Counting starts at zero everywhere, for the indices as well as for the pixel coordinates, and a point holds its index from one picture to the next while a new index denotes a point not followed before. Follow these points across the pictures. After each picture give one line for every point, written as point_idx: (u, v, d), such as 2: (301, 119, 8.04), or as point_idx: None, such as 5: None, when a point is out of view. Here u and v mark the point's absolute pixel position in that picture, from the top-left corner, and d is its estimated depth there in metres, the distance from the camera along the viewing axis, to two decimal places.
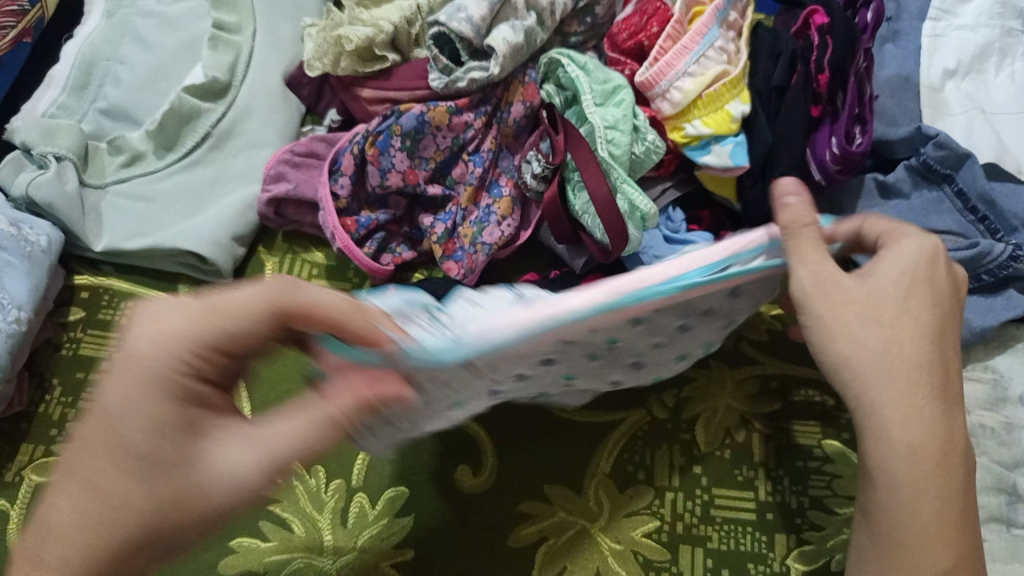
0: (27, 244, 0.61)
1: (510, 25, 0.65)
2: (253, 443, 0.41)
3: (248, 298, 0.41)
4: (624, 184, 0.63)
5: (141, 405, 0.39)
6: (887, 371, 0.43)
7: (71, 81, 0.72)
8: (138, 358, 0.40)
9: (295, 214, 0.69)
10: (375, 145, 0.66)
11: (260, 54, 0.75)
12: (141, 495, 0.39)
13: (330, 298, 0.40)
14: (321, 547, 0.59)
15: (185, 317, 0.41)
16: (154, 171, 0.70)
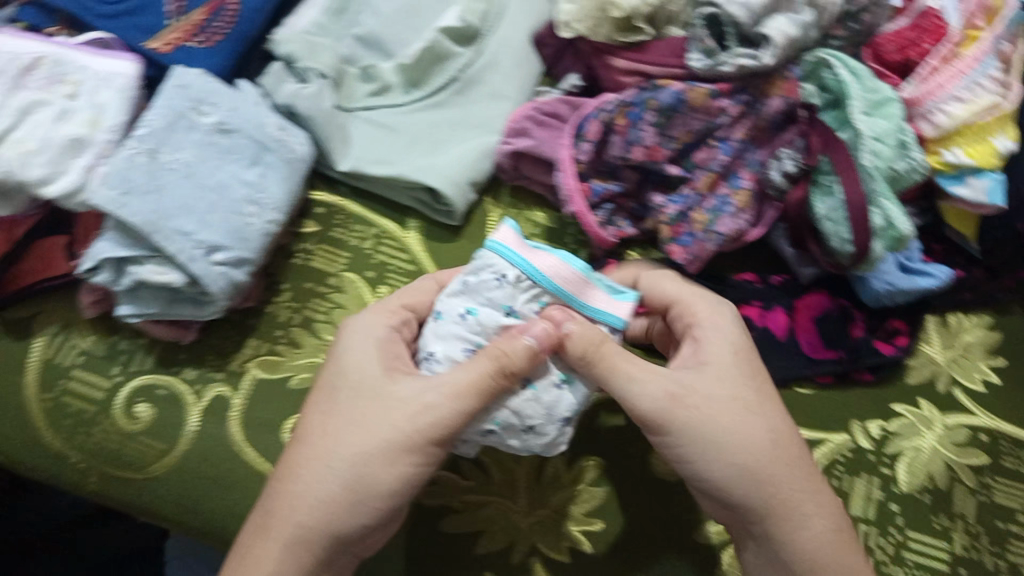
0: (288, 150, 0.63)
1: (788, 16, 0.63)
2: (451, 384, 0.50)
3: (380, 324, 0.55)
4: (881, 199, 0.61)
5: (366, 432, 0.51)
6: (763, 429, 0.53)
7: (333, 4, 0.72)
8: (357, 367, 0.53)
9: (530, 170, 0.69)
10: (626, 116, 0.65)
11: (512, 10, 0.75)
12: (335, 417, 0.52)
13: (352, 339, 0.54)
14: (517, 497, 0.61)
15: (363, 339, 0.55)
16: (399, 104, 0.71)
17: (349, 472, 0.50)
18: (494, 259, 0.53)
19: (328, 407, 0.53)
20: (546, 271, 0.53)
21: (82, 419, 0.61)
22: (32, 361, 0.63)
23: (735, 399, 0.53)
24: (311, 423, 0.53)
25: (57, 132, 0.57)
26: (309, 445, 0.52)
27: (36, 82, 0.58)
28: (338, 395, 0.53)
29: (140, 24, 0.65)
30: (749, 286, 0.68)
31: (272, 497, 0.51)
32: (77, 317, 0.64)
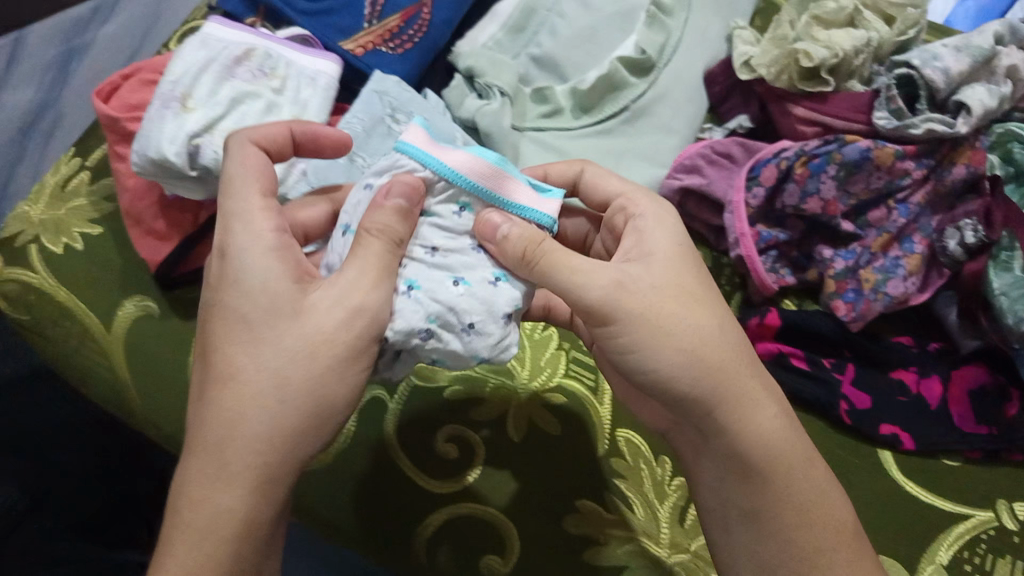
0: None
1: (987, 87, 0.62)
2: (255, 245, 0.42)
3: (255, 203, 0.43)
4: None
5: (261, 338, 0.41)
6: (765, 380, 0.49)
7: (511, 21, 0.74)
8: (240, 255, 0.42)
9: (694, 209, 0.70)
10: (806, 166, 0.65)
11: (686, 45, 0.74)
12: (270, 349, 0.41)
13: (247, 214, 0.43)
14: (658, 535, 0.61)
15: (244, 187, 0.44)
16: (569, 129, 0.71)
17: (271, 392, 0.40)
18: (401, 159, 0.44)
19: (223, 323, 0.42)
20: (448, 165, 0.44)
21: None
22: (197, 342, 0.64)
23: (695, 307, 0.47)
24: (212, 329, 0.42)
25: (264, 125, 0.58)
26: (222, 370, 0.42)
27: (246, 73, 0.59)
28: (257, 300, 0.41)
29: (337, 24, 0.66)
30: (899, 349, 0.69)
31: (218, 418, 0.41)
32: None
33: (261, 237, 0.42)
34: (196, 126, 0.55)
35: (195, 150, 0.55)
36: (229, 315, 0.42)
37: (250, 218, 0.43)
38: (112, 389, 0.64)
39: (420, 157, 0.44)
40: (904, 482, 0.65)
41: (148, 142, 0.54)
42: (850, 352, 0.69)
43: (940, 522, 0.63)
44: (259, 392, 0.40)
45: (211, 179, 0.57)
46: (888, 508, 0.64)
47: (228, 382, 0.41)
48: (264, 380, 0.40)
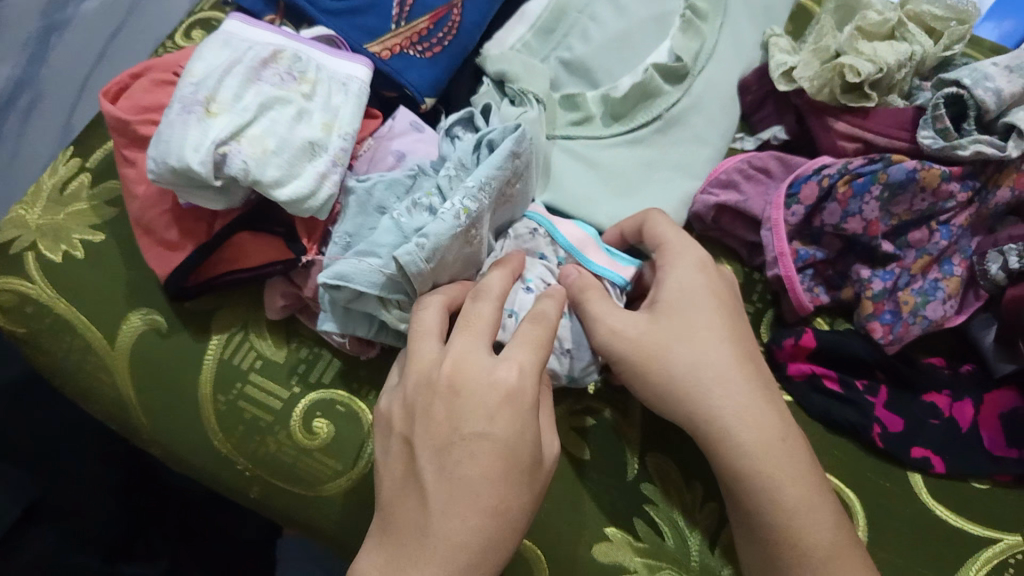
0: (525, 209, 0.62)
1: None
2: (507, 420, 0.45)
3: (518, 348, 0.47)
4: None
5: (481, 472, 0.45)
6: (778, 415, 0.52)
7: (541, 22, 0.71)
8: (486, 417, 0.45)
9: (729, 224, 0.67)
10: (849, 184, 0.63)
11: (722, 52, 0.72)
12: (503, 481, 0.45)
13: (502, 361, 0.46)
14: (690, 562, 0.57)
15: (465, 350, 0.46)
16: (600, 137, 0.69)
17: (493, 500, 0.45)
18: (528, 220, 0.61)
19: (461, 460, 0.45)
20: (557, 229, 0.60)
21: (257, 426, 0.57)
22: (208, 358, 0.59)
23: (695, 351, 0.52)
24: (450, 454, 0.45)
25: (294, 134, 0.53)
26: (443, 486, 0.45)
27: (273, 76, 0.55)
28: (482, 411, 0.45)
29: (364, 24, 0.63)
30: (931, 369, 0.67)
31: (446, 533, 0.44)
32: (257, 318, 0.60)
33: (506, 384, 0.46)
34: (222, 132, 0.51)
35: (221, 158, 0.50)
36: (455, 439, 0.45)
37: (518, 363, 0.46)
38: (119, 409, 0.60)
39: (535, 219, 0.61)
40: (933, 506, 0.64)
41: (167, 148, 0.50)
42: (883, 374, 0.66)
43: (968, 547, 0.62)
44: (484, 521, 0.44)
45: (233, 187, 0.53)
46: (918, 535, 0.63)
47: (455, 506, 0.44)
48: (484, 513, 0.44)
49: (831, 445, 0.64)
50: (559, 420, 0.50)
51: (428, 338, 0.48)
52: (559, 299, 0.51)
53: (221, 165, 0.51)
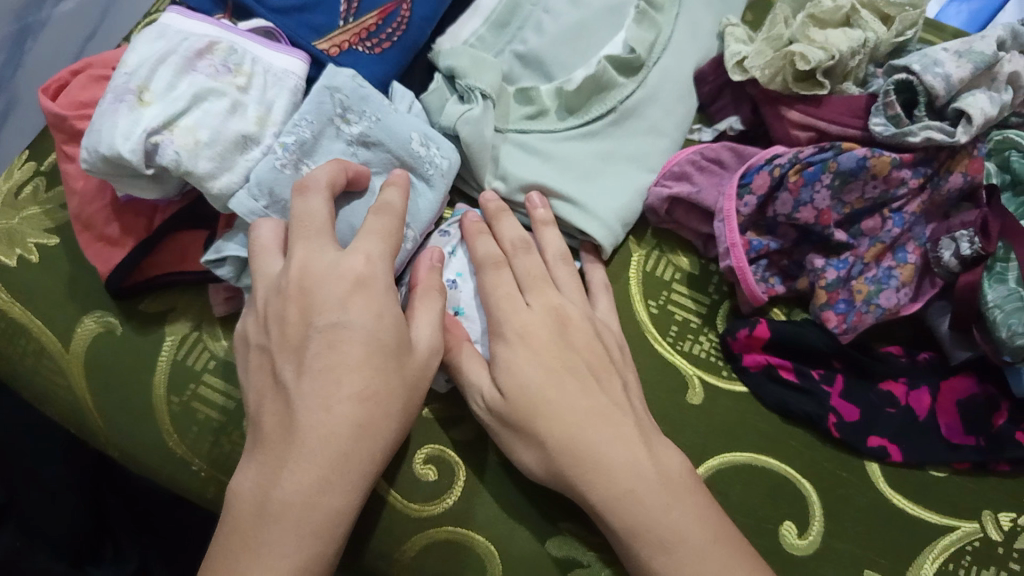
0: (431, 166, 0.61)
1: (987, 96, 0.62)
2: (364, 305, 0.48)
3: (365, 242, 0.50)
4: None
5: (342, 356, 0.47)
6: (641, 450, 0.51)
7: (494, 16, 0.71)
8: (336, 315, 0.48)
9: (682, 216, 0.67)
10: (801, 174, 0.63)
11: (677, 42, 0.72)
12: (364, 373, 0.47)
13: (346, 254, 0.50)
14: None
15: (312, 252, 0.50)
16: (554, 131, 0.68)
17: (356, 415, 0.47)
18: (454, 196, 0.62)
19: (321, 357, 0.47)
20: None
21: (210, 427, 0.57)
22: (162, 359, 0.59)
23: (557, 399, 0.52)
24: (309, 347, 0.48)
25: (227, 127, 0.54)
26: (306, 382, 0.47)
27: (208, 67, 0.55)
28: (331, 303, 0.48)
29: (311, 21, 0.63)
30: (889, 358, 0.67)
31: (317, 429, 0.46)
32: (209, 315, 0.60)
33: (353, 270, 0.49)
34: (153, 122, 0.52)
35: (152, 148, 0.52)
36: (309, 334, 0.48)
37: (365, 252, 0.50)
38: (71, 409, 0.60)
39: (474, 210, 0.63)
40: (891, 493, 0.63)
41: (99, 138, 0.51)
42: (841, 364, 0.66)
43: (926, 535, 0.63)
44: (354, 407, 0.47)
45: (167, 178, 0.55)
46: (874, 524, 0.62)
47: (321, 397, 0.46)
48: (352, 397, 0.47)
49: (787, 432, 0.64)
50: (427, 307, 0.53)
51: (268, 253, 0.51)
52: (401, 187, 0.55)
53: (152, 155, 0.52)
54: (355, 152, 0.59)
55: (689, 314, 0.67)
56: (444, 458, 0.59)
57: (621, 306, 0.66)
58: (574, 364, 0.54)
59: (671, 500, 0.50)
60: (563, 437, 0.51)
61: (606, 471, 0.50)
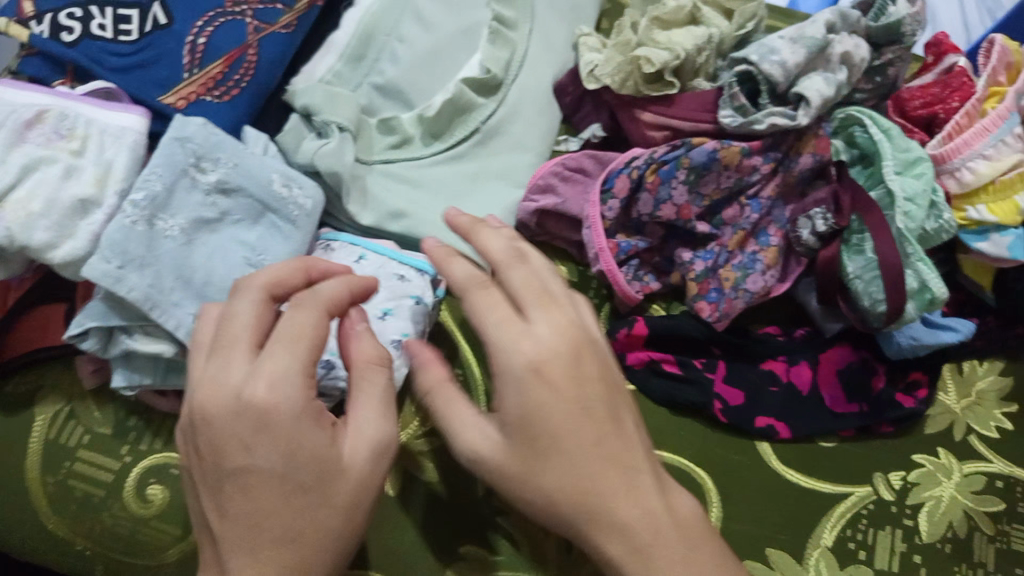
0: (293, 207, 0.60)
1: (823, 77, 0.64)
2: (276, 446, 0.41)
3: (271, 350, 0.42)
4: (917, 261, 0.61)
5: (259, 497, 0.41)
6: (615, 508, 0.43)
7: (349, 50, 0.70)
8: (239, 448, 0.41)
9: (554, 226, 0.69)
10: (656, 173, 0.65)
11: (533, 57, 0.73)
12: (274, 500, 0.41)
13: (250, 374, 0.41)
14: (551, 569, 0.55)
15: (216, 375, 0.42)
16: (420, 157, 0.69)
17: (293, 556, 0.41)
18: (334, 242, 0.63)
19: (239, 495, 0.41)
20: (377, 250, 0.62)
21: (90, 503, 0.57)
22: (32, 442, 0.58)
23: (515, 464, 0.43)
24: (225, 487, 0.42)
25: (62, 192, 0.54)
26: (227, 525, 0.42)
27: (39, 137, 0.55)
28: (224, 440, 0.41)
29: (154, 77, 0.62)
30: (768, 340, 0.69)
31: (243, 571, 0.41)
32: (79, 390, 0.60)
33: (252, 399, 0.41)
34: None
35: None
36: (222, 476, 0.42)
37: (268, 374, 0.41)
38: None
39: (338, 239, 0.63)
40: (784, 470, 0.65)
41: None
42: (720, 350, 0.68)
43: (822, 507, 0.64)
44: (277, 551, 0.41)
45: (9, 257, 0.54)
46: (770, 502, 0.64)
47: (248, 547, 0.41)
48: (274, 540, 0.41)
49: (679, 424, 0.66)
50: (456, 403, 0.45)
51: (198, 352, 0.45)
52: (346, 283, 0.46)
53: None
54: (213, 201, 0.58)
55: None
56: None
57: None
58: (543, 422, 0.42)
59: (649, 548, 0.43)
60: (569, 487, 0.43)
61: (621, 528, 0.43)
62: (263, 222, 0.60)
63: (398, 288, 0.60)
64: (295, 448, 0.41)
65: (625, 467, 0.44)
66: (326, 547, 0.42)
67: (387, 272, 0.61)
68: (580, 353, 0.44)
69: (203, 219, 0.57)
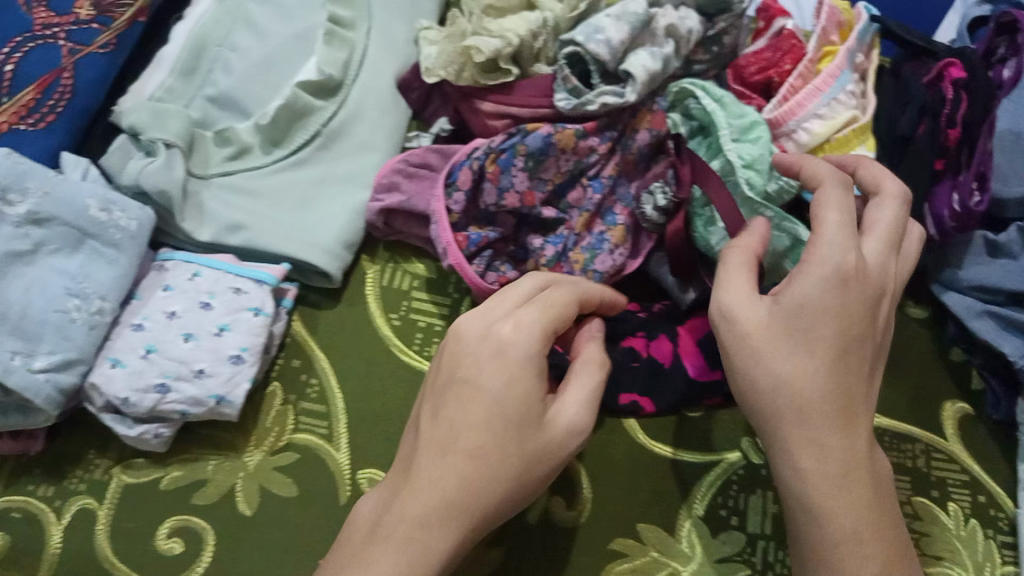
0: (115, 230, 0.58)
1: (649, 52, 0.64)
2: (496, 369, 0.48)
3: (513, 314, 0.51)
4: (780, 220, 0.61)
5: (467, 415, 0.48)
6: (803, 439, 0.46)
7: (180, 65, 0.69)
8: (471, 375, 0.49)
9: (403, 225, 0.67)
10: (496, 162, 0.64)
11: (373, 56, 0.72)
12: (504, 442, 0.47)
13: (495, 323, 0.50)
14: None
15: (483, 314, 0.51)
16: (261, 166, 0.67)
17: (468, 468, 0.47)
18: (169, 262, 0.62)
19: (441, 420, 0.48)
20: (214, 266, 0.61)
21: None
22: None
23: (842, 405, 0.46)
24: (446, 394, 0.49)
25: None
26: (434, 428, 0.49)
27: None
28: (467, 361, 0.49)
29: None
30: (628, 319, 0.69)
31: (431, 478, 0.47)
32: None
33: (500, 337, 0.49)
34: None
35: None
36: (452, 381, 0.49)
37: (515, 320, 0.50)
38: None
39: (175, 258, 0.62)
40: (653, 444, 0.67)
41: None
42: None
43: (691, 478, 0.65)
44: (462, 461, 0.47)
45: None
46: (643, 479, 0.65)
47: (440, 449, 0.47)
48: (463, 453, 0.47)
49: None
50: (738, 273, 0.50)
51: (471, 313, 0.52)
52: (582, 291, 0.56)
53: None
54: (25, 232, 0.56)
55: (431, 317, 0.67)
56: (187, 527, 0.58)
57: (360, 327, 0.66)
58: (814, 337, 0.47)
59: (843, 480, 0.45)
60: (790, 401, 0.46)
61: (787, 454, 0.46)
62: (84, 249, 0.58)
63: (234, 302, 0.59)
64: (499, 401, 0.48)
65: (851, 416, 0.46)
66: (495, 484, 0.47)
67: (223, 287, 0.60)
68: (852, 278, 0.47)
69: (16, 252, 0.55)
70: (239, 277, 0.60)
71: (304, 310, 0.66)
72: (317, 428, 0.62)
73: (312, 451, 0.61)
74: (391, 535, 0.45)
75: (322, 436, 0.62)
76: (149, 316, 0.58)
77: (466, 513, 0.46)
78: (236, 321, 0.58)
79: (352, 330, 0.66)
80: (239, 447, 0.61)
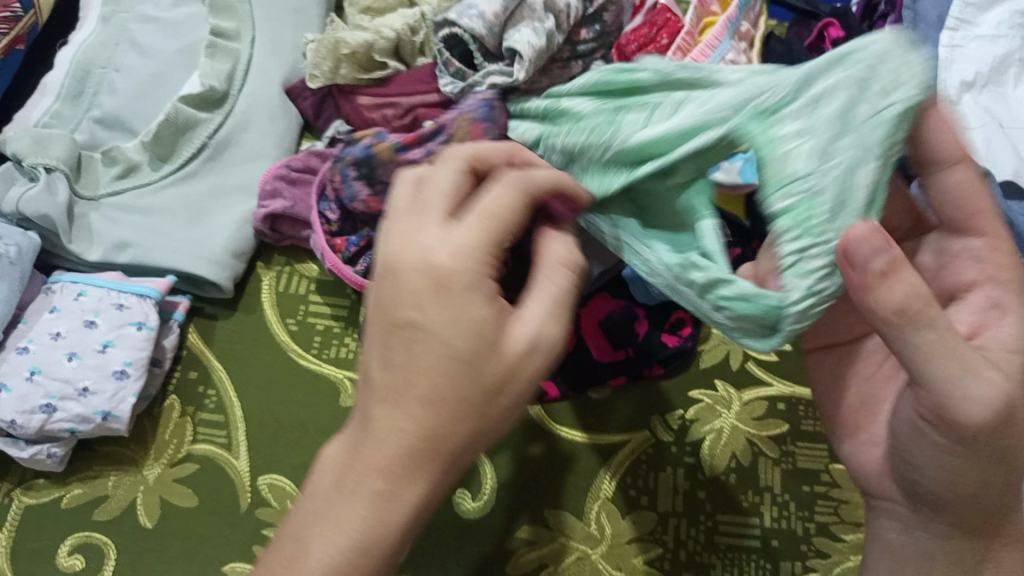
0: None
1: (531, 27, 0.61)
2: (446, 304, 0.35)
3: (467, 226, 0.36)
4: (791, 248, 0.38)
5: (424, 353, 0.35)
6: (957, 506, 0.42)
7: (65, 89, 0.70)
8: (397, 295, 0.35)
9: (291, 230, 0.68)
10: (338, 175, 0.62)
11: (258, 64, 0.73)
12: (466, 377, 0.34)
13: (452, 230, 0.35)
14: None
15: (425, 225, 0.36)
16: (149, 183, 0.68)
17: (429, 414, 0.34)
18: (59, 285, 0.62)
19: (403, 348, 0.35)
20: (98, 285, 0.62)
21: None
22: None
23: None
24: (389, 336, 0.35)
25: None
26: (392, 368, 0.35)
27: None
28: (396, 288, 0.35)
29: None
30: None
31: (386, 422, 0.35)
32: None
33: (433, 258, 0.35)
34: None
35: None
36: (396, 318, 0.35)
37: (484, 213, 0.36)
38: None
39: (65, 281, 0.62)
40: (560, 429, 0.64)
41: None
42: None
43: (599, 460, 0.62)
44: (421, 407, 0.34)
45: None
46: (555, 465, 0.63)
47: (389, 387, 0.35)
48: (419, 395, 0.35)
49: None
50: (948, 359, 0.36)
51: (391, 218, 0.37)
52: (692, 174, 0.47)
53: None
54: None
55: (329, 321, 0.67)
56: (89, 543, 0.59)
57: (258, 336, 0.67)
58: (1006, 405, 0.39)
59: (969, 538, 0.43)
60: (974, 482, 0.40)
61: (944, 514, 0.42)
62: None
63: (119, 319, 0.60)
64: (467, 314, 0.35)
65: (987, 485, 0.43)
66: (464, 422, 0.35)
67: (107, 305, 0.61)
68: None
69: None
70: (124, 293, 0.61)
71: (200, 321, 0.67)
72: (218, 437, 0.62)
73: (211, 459, 0.62)
74: (332, 508, 0.35)
75: (221, 445, 0.62)
76: (35, 338, 0.59)
77: (432, 457, 0.35)
78: (121, 338, 0.59)
79: (250, 339, 0.66)
80: (139, 461, 0.62)
